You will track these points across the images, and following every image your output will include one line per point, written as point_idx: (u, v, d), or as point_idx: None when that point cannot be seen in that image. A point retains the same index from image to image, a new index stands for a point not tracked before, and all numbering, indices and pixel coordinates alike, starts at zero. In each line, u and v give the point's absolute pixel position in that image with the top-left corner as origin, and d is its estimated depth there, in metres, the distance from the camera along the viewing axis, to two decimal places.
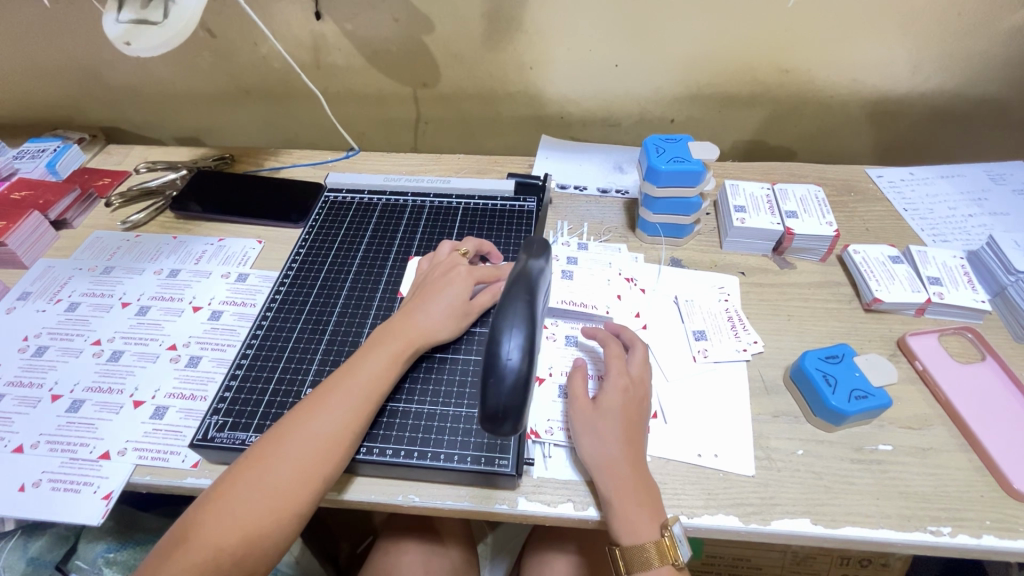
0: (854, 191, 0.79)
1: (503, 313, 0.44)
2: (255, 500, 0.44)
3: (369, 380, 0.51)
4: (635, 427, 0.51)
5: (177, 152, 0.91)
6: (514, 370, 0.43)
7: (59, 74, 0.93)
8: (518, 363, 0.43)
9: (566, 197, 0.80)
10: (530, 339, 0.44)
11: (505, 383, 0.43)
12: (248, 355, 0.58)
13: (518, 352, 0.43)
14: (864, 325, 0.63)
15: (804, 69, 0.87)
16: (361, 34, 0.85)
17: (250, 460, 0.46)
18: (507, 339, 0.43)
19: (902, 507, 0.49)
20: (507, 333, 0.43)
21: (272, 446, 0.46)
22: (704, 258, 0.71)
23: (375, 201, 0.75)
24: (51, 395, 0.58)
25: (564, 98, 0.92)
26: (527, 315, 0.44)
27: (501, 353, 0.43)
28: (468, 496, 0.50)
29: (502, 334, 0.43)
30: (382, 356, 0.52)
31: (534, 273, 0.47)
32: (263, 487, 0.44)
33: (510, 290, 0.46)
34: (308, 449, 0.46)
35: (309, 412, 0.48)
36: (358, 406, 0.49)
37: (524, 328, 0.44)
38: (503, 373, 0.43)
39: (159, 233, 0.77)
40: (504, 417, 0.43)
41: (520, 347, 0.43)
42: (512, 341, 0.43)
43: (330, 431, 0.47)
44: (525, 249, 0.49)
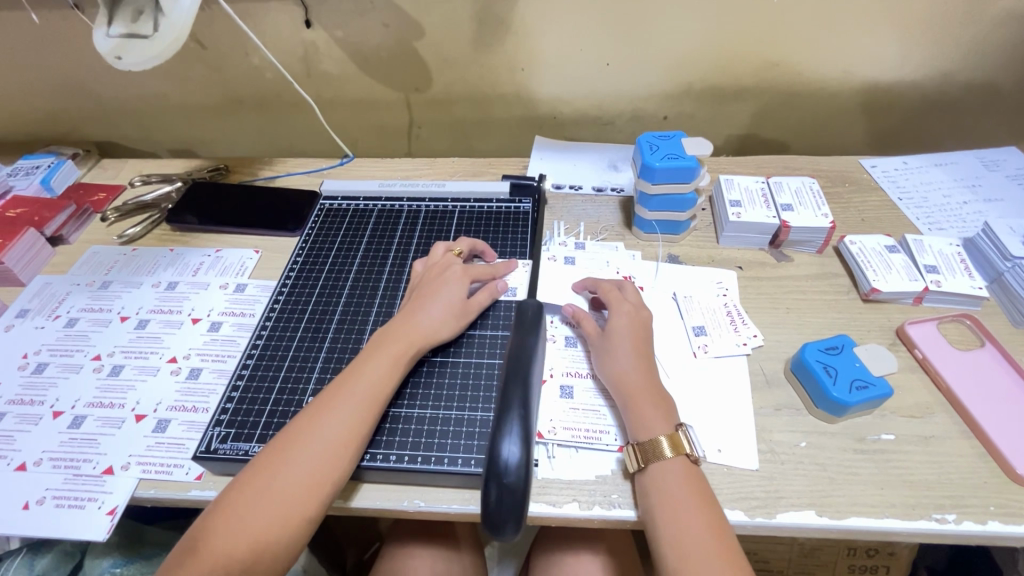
0: (848, 182, 0.80)
1: (506, 407, 0.48)
2: (264, 510, 0.43)
3: (368, 388, 0.50)
4: (643, 345, 0.56)
5: (172, 165, 0.91)
6: (513, 476, 0.45)
7: (50, 90, 0.93)
8: (521, 462, 0.45)
9: (562, 197, 0.80)
10: (527, 437, 0.46)
11: (509, 487, 0.44)
12: (249, 365, 0.58)
13: (518, 455, 0.45)
14: (863, 315, 0.63)
15: (795, 62, 0.87)
16: (351, 40, 0.85)
17: (260, 467, 0.46)
18: (505, 442, 0.45)
19: (906, 495, 0.49)
20: (508, 436, 0.46)
21: (277, 456, 0.46)
22: (701, 254, 0.71)
23: (371, 207, 0.75)
24: (53, 412, 0.58)
25: (556, 99, 0.92)
26: (524, 420, 0.47)
27: (500, 454, 0.45)
28: (474, 499, 0.50)
29: (503, 437, 0.46)
30: (382, 364, 0.52)
31: (525, 358, 0.52)
32: (272, 493, 0.44)
33: (509, 388, 0.49)
34: (315, 458, 0.46)
35: (311, 421, 0.48)
36: (361, 408, 0.49)
37: (523, 427, 0.46)
38: (504, 474, 0.44)
39: (156, 246, 0.77)
40: (501, 528, 0.44)
41: (519, 450, 0.45)
42: (511, 443, 0.45)
43: (331, 443, 0.47)
44: (519, 326, 0.55)
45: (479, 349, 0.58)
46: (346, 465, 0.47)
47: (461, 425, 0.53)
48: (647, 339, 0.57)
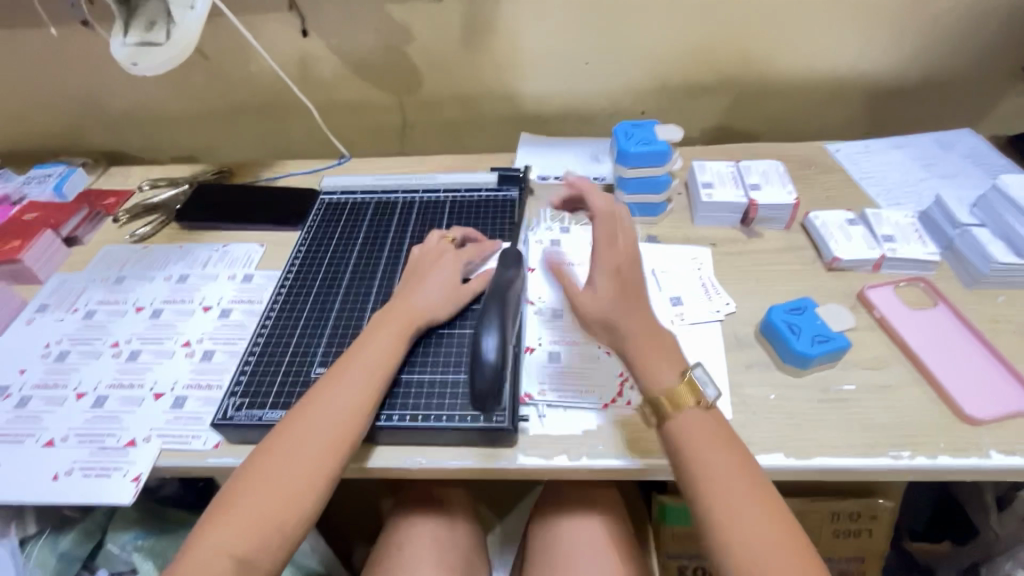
0: (814, 165, 0.85)
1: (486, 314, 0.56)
2: (291, 468, 0.48)
3: (377, 354, 0.55)
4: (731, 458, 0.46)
5: (177, 170, 0.96)
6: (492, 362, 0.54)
7: (61, 104, 0.98)
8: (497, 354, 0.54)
9: (548, 187, 0.85)
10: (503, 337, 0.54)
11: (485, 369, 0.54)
12: (259, 342, 0.62)
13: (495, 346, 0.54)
14: (827, 283, 0.68)
15: (762, 56, 0.93)
16: (345, 47, 0.91)
17: (286, 431, 0.50)
18: (484, 339, 0.54)
19: (865, 436, 0.54)
20: (487, 332, 0.55)
21: (300, 420, 0.50)
22: (678, 234, 0.76)
23: (368, 200, 0.80)
24: (76, 394, 0.62)
25: (539, 97, 0.98)
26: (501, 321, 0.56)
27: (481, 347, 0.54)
28: (473, 455, 0.54)
29: (482, 333, 0.55)
30: (388, 332, 0.57)
31: (504, 285, 0.59)
32: (297, 453, 0.48)
33: (487, 303, 0.57)
34: (336, 416, 0.51)
35: (328, 386, 0.53)
36: (371, 367, 0.54)
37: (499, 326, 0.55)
38: (483, 364, 0.54)
39: (166, 243, 0.81)
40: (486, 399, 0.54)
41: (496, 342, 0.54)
42: (489, 338, 0.54)
43: (351, 401, 0.52)
44: (501, 261, 0.61)
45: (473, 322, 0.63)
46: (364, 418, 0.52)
47: (457, 387, 0.57)
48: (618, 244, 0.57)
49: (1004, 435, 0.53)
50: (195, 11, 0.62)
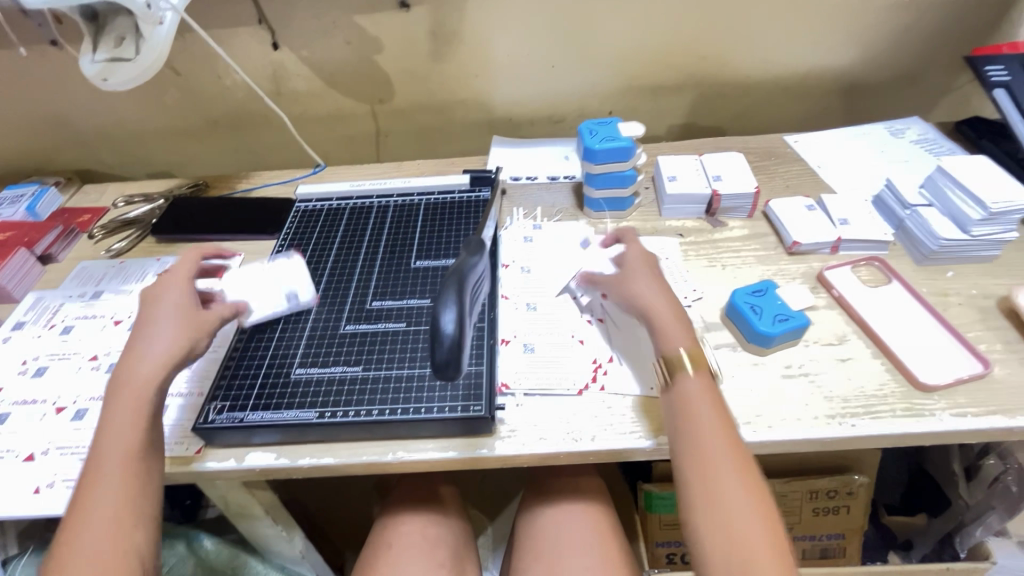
0: (774, 156, 0.89)
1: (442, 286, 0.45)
2: (92, 534, 0.44)
3: (137, 377, 0.51)
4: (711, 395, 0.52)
5: (153, 185, 0.97)
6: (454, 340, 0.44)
7: (33, 123, 0.99)
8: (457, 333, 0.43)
9: (520, 187, 0.88)
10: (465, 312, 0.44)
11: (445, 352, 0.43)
12: (239, 346, 0.62)
13: (455, 321, 0.43)
14: (788, 266, 0.71)
15: (721, 54, 0.97)
16: (316, 59, 0.93)
17: (87, 479, 0.47)
18: (442, 312, 0.43)
19: (826, 407, 0.57)
20: (445, 304, 0.44)
21: (100, 456, 0.48)
22: (646, 226, 0.79)
23: (343, 206, 0.81)
24: (56, 408, 0.62)
25: (509, 101, 1.00)
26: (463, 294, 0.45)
27: (438, 323, 0.43)
28: (454, 446, 0.55)
29: (439, 307, 0.44)
30: (130, 393, 0.50)
31: (467, 268, 0.46)
32: (93, 520, 0.45)
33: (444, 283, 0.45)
34: (118, 473, 0.47)
35: (103, 423, 0.49)
36: (122, 395, 0.50)
37: (459, 296, 0.44)
38: (441, 340, 0.43)
39: (143, 257, 0.82)
40: (448, 373, 0.44)
41: (456, 317, 0.43)
42: (448, 313, 0.43)
43: (122, 437, 0.48)
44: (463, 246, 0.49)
45: None
46: (149, 446, 0.49)
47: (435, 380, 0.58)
48: (657, 268, 0.61)
49: (955, 399, 0.56)
50: (163, 27, 0.63)
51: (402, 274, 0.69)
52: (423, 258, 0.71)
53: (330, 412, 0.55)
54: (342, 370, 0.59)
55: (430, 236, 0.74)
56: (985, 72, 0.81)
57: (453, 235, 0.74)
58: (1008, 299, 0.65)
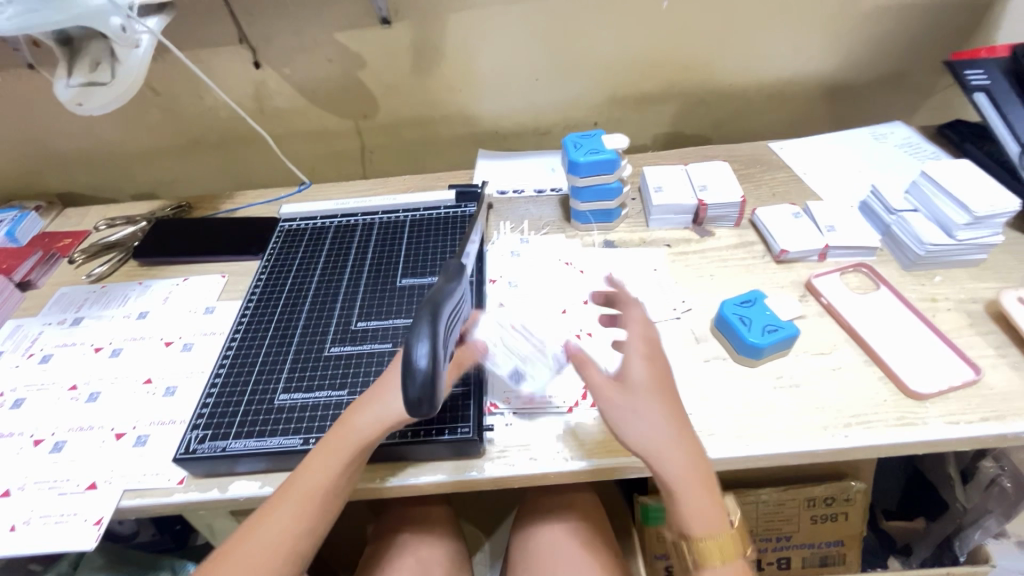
0: (759, 163, 0.89)
1: (416, 316, 0.42)
2: None
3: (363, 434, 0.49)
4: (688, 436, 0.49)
5: (135, 207, 0.95)
6: (429, 376, 0.40)
7: (14, 148, 0.98)
8: (431, 365, 0.40)
9: (507, 200, 0.87)
10: (438, 342, 0.41)
11: (415, 386, 0.40)
12: (220, 373, 0.60)
13: (429, 355, 0.40)
14: (777, 274, 0.71)
15: (704, 63, 0.97)
16: (299, 77, 0.92)
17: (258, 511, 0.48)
18: (414, 346, 0.40)
19: (819, 418, 0.56)
20: (419, 336, 0.41)
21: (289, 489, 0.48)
22: (634, 237, 0.78)
23: (328, 224, 0.79)
24: (33, 441, 0.61)
25: (495, 114, 1.00)
26: (437, 324, 0.42)
27: (410, 357, 0.40)
28: (443, 469, 0.54)
29: (412, 339, 0.41)
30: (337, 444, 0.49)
31: (441, 296, 0.44)
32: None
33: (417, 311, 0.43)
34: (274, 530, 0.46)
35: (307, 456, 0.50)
36: (337, 442, 0.49)
37: (433, 327, 0.41)
38: (412, 375, 0.40)
39: (125, 280, 0.80)
40: (420, 411, 0.40)
41: (430, 351, 0.40)
42: (421, 345, 0.40)
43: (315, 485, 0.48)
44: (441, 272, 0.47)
45: None
46: (333, 497, 0.48)
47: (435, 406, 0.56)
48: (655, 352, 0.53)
49: (946, 407, 0.56)
50: (139, 49, 0.63)
51: (387, 293, 0.68)
52: (408, 277, 0.70)
53: (315, 438, 0.54)
54: (326, 396, 0.57)
55: (415, 254, 0.73)
56: (966, 76, 0.81)
57: (439, 253, 0.73)
58: (996, 302, 0.65)
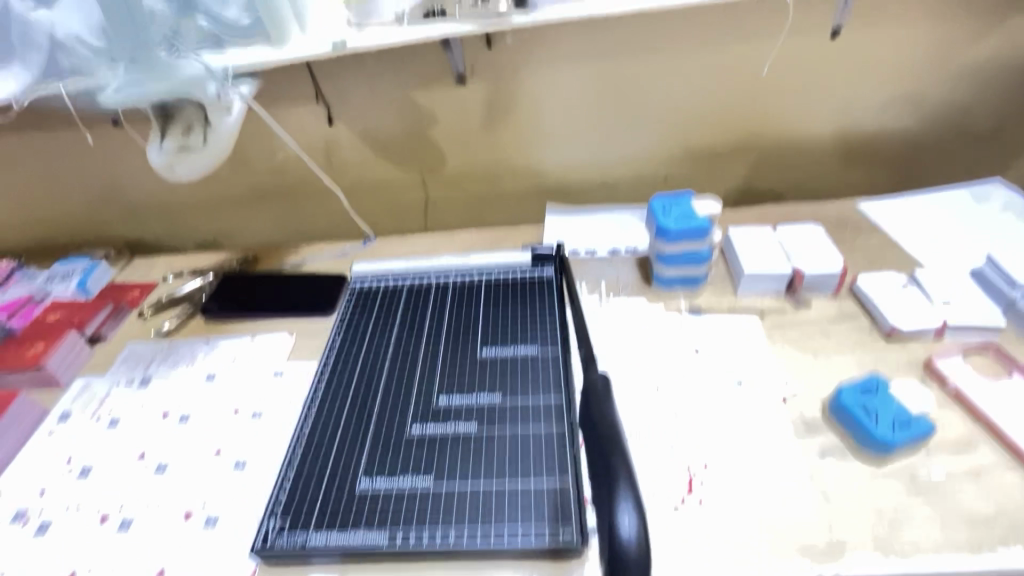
0: (849, 225, 0.84)
1: (613, 476, 0.43)
2: None
3: None
4: None
5: (201, 258, 0.95)
6: (637, 553, 0.39)
7: (89, 198, 1.00)
8: (640, 536, 0.39)
9: (580, 261, 0.84)
10: (643, 512, 0.40)
11: (633, 565, 0.38)
12: (298, 453, 0.57)
13: (635, 524, 0.39)
14: (889, 352, 0.65)
15: (784, 120, 0.93)
16: (369, 132, 0.92)
17: None
18: (619, 516, 0.40)
19: (967, 532, 0.49)
20: (621, 508, 0.41)
21: None
22: (722, 304, 0.73)
23: (400, 285, 0.77)
24: (100, 517, 0.58)
25: (562, 169, 0.98)
26: (633, 486, 0.42)
27: (619, 530, 0.39)
28: (539, 575, 0.47)
29: (615, 506, 0.41)
30: None
31: (620, 438, 0.46)
32: None
33: (612, 464, 0.44)
34: None
35: None
36: None
37: (638, 499, 0.41)
38: (626, 556, 0.38)
39: (192, 337, 0.79)
40: None
41: (635, 519, 0.40)
42: (628, 515, 0.40)
43: None
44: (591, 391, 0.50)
45: (525, 417, 0.57)
46: None
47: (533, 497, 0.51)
48: None
49: None
50: (231, 115, 0.62)
51: (469, 365, 0.64)
52: (490, 346, 0.66)
53: (401, 535, 0.49)
54: (410, 484, 0.53)
55: (494, 321, 0.69)
56: None
57: (520, 320, 0.69)
58: None
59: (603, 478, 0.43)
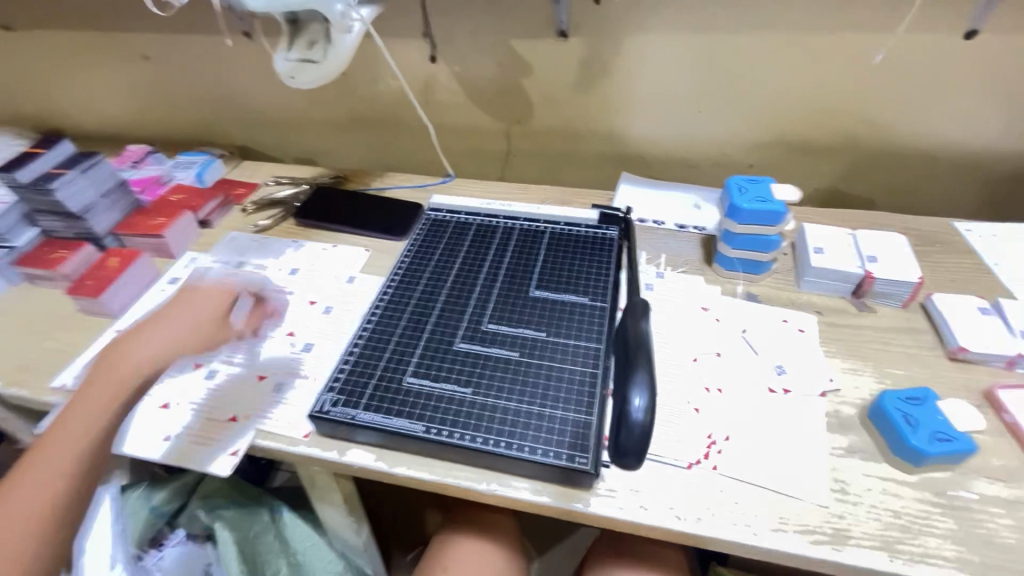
0: (939, 242, 0.79)
1: (634, 366, 0.54)
2: (61, 450, 0.53)
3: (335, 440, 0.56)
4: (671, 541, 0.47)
5: (299, 170, 1.04)
6: (639, 418, 0.52)
7: (214, 101, 1.11)
8: (647, 412, 0.52)
9: (645, 229, 0.85)
10: (652, 398, 0.52)
11: (635, 428, 0.52)
12: (358, 344, 0.64)
13: (643, 406, 0.52)
14: (948, 373, 0.63)
15: (896, 125, 0.87)
16: (467, 75, 0.96)
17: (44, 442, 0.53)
18: (633, 395, 0.52)
19: (985, 555, 0.48)
20: (635, 389, 0.53)
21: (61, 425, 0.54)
22: (780, 295, 0.73)
23: (471, 221, 0.82)
24: (193, 364, 0.68)
25: (645, 139, 0.98)
26: (650, 378, 0.53)
27: (628, 406, 0.52)
28: (548, 491, 0.53)
29: (629, 390, 0.53)
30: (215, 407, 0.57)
31: (645, 339, 0.56)
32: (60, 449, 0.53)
33: (635, 358, 0.55)
34: (75, 439, 0.53)
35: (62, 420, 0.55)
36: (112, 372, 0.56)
37: (648, 385, 0.53)
38: (630, 422, 0.52)
39: (283, 236, 0.88)
40: (628, 458, 0.53)
41: (644, 402, 0.52)
42: (638, 395, 0.52)
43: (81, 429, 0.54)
44: (628, 312, 0.59)
45: (564, 355, 0.61)
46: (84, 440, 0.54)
47: (560, 425, 0.55)
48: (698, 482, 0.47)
49: None
50: (350, 35, 0.68)
51: (521, 301, 0.68)
52: (543, 288, 0.70)
53: (436, 429, 0.55)
54: (450, 389, 0.59)
55: (551, 266, 0.73)
56: None
57: (576, 270, 0.72)
58: None
59: (625, 366, 0.55)
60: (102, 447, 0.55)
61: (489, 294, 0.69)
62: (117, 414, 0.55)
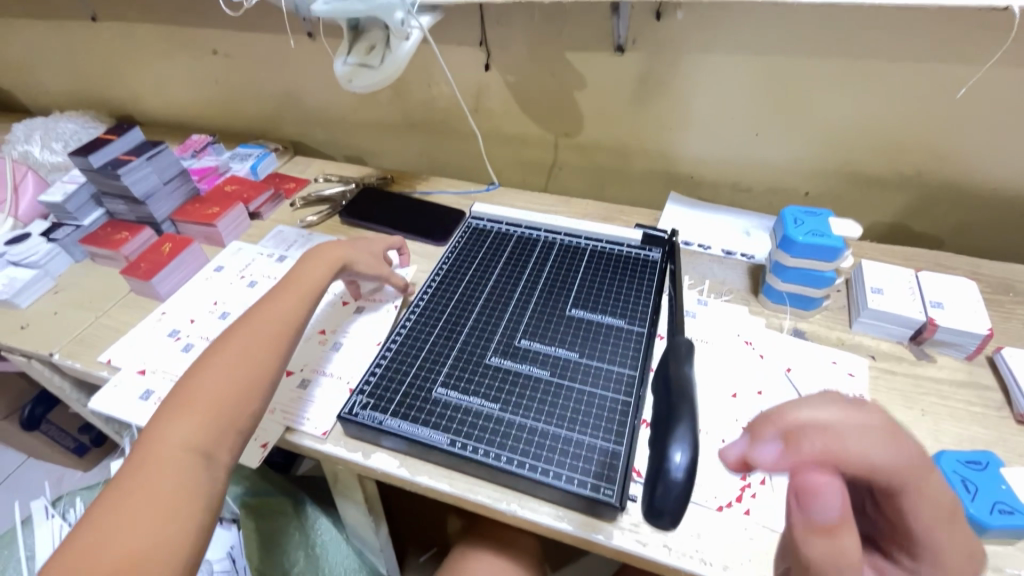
0: (1014, 292, 0.73)
1: (674, 413, 0.47)
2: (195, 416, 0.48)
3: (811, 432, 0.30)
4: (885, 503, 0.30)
5: (348, 168, 1.07)
6: (679, 476, 0.46)
7: (274, 97, 1.15)
8: (688, 471, 0.45)
9: (689, 253, 0.82)
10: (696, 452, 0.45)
11: (673, 485, 0.46)
12: (391, 349, 0.64)
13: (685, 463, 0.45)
14: (1015, 437, 0.58)
15: (975, 162, 0.81)
16: (520, 85, 0.96)
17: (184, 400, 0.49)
18: (672, 451, 0.45)
19: None
20: (675, 444, 0.45)
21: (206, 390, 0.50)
22: (830, 335, 0.69)
23: (512, 232, 0.81)
24: None
25: (697, 160, 0.95)
26: (694, 428, 0.46)
27: (667, 463, 0.45)
28: (569, 518, 0.52)
29: (668, 444, 0.45)
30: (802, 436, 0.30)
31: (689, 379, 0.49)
32: (186, 415, 0.48)
33: (677, 403, 0.47)
34: (218, 400, 0.49)
35: (194, 375, 0.51)
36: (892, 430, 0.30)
37: (692, 437, 0.46)
38: (668, 481, 0.46)
39: (328, 233, 0.90)
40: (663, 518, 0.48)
41: (686, 459, 0.45)
42: (679, 450, 0.45)
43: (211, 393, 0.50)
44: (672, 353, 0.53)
45: (596, 380, 0.60)
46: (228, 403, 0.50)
47: (589, 452, 0.54)
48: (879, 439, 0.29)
49: None
50: (408, 42, 0.69)
51: (556, 319, 0.67)
52: (579, 308, 0.68)
53: (461, 443, 0.55)
54: (478, 403, 0.58)
55: (590, 286, 0.71)
56: None
57: (615, 292, 0.70)
58: None
59: (664, 413, 0.48)
60: (232, 407, 0.50)
61: (525, 310, 0.68)
62: (241, 371, 0.52)
